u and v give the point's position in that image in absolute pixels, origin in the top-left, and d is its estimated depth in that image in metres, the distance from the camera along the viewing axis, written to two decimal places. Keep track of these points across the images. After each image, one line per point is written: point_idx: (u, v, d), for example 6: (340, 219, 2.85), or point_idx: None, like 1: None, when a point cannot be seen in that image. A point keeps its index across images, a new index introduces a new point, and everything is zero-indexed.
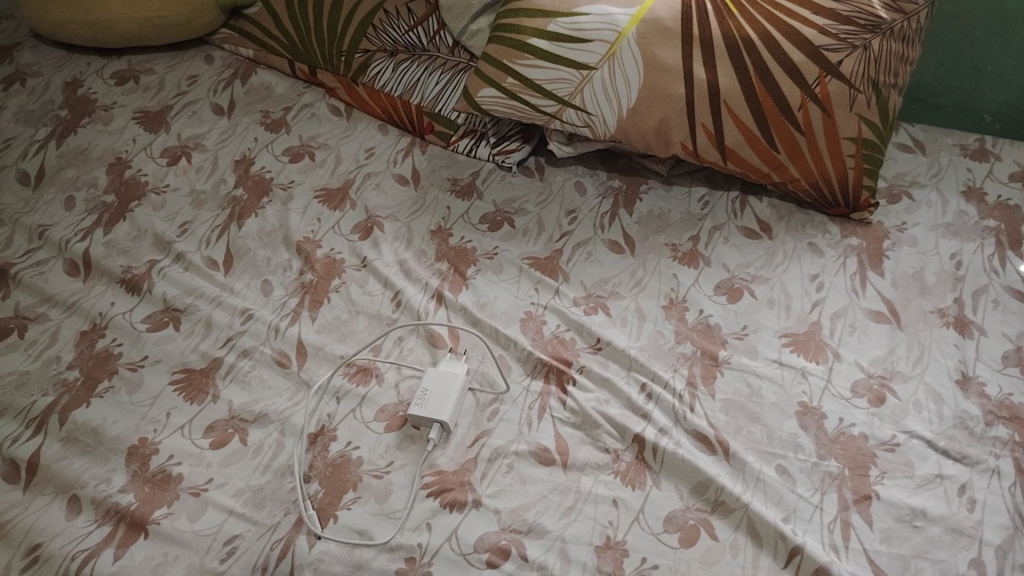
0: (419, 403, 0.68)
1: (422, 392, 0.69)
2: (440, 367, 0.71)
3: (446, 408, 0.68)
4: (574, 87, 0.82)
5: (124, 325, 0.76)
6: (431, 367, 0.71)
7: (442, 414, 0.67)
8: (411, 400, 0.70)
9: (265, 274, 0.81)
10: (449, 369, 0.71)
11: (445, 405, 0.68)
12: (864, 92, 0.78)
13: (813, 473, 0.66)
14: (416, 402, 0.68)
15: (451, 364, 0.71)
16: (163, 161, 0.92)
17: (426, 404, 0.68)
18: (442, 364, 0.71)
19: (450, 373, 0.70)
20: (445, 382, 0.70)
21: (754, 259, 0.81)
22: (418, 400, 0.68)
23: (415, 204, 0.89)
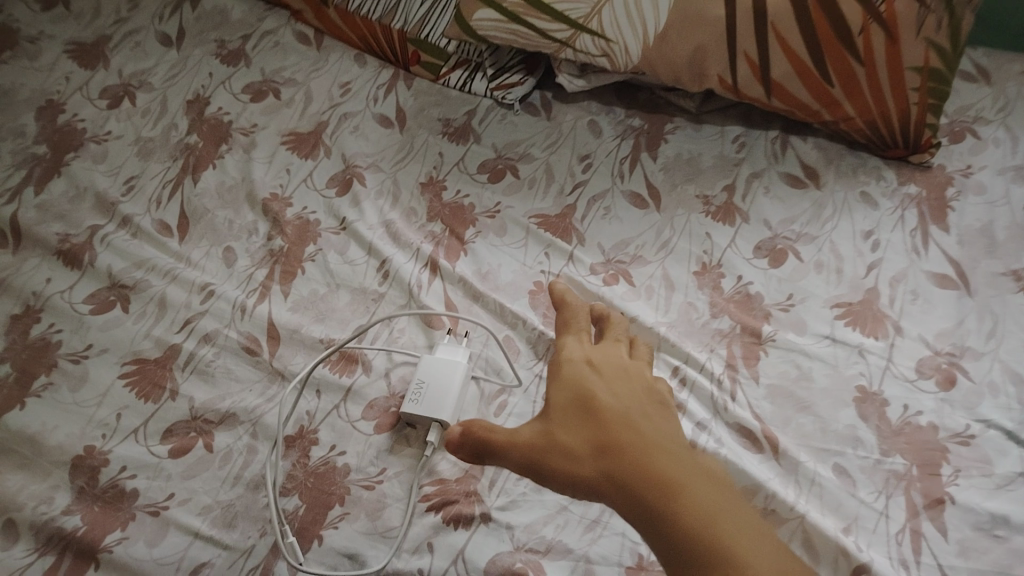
0: (412, 401, 0.58)
1: (417, 386, 0.58)
2: (437, 355, 0.60)
3: (445, 406, 0.57)
4: (591, 8, 0.69)
5: (62, 306, 0.65)
6: (426, 355, 0.60)
7: (441, 414, 0.57)
8: (405, 394, 0.60)
9: (227, 240, 0.70)
10: (448, 357, 0.60)
11: (445, 403, 0.57)
12: (936, 10, 0.64)
13: (875, 473, 0.56)
14: (410, 400, 0.58)
15: (450, 351, 0.60)
16: (103, 104, 0.79)
17: (421, 401, 0.57)
18: (440, 351, 0.60)
19: (449, 362, 0.59)
20: (444, 372, 0.59)
21: (800, 213, 0.70)
22: (412, 397, 0.58)
23: (401, 150, 0.76)
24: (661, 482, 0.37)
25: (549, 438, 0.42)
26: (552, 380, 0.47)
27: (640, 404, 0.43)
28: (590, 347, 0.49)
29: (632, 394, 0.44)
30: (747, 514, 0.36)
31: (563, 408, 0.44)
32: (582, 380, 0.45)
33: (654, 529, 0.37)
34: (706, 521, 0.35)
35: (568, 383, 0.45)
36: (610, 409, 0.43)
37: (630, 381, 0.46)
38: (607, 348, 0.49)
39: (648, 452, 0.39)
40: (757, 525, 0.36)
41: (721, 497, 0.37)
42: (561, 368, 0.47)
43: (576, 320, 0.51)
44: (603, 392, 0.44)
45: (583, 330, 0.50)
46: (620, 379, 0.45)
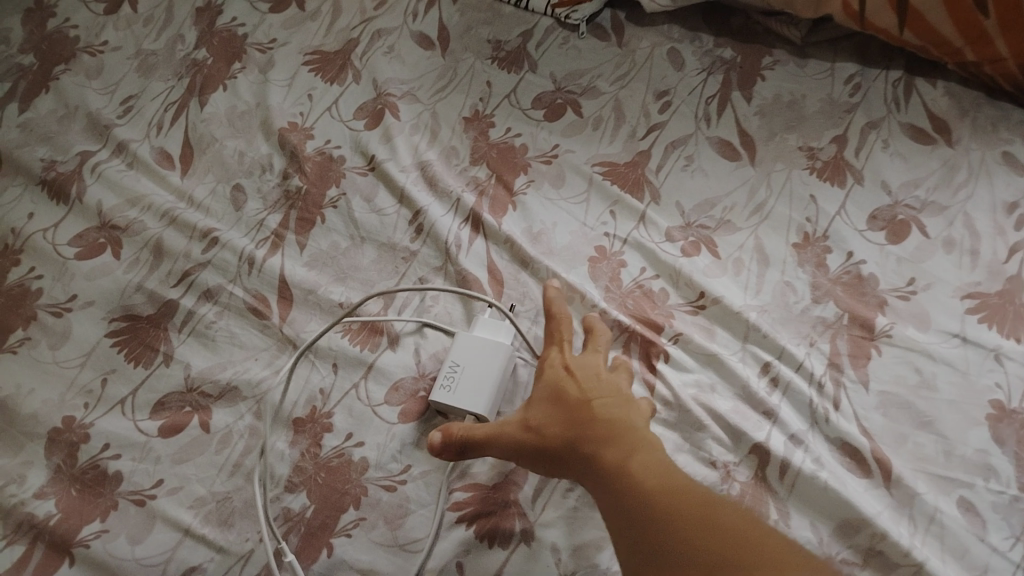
0: (443, 387, 0.48)
1: (450, 369, 0.48)
2: (477, 333, 0.50)
3: (482, 395, 0.47)
4: None
5: (45, 248, 0.56)
6: (463, 332, 0.50)
7: (477, 404, 0.46)
8: (435, 378, 0.49)
9: (236, 177, 0.59)
10: (490, 336, 0.49)
11: (482, 391, 0.47)
12: None
13: (1012, 514, 0.44)
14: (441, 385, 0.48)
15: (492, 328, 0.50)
16: (99, 7, 0.69)
17: (454, 388, 0.47)
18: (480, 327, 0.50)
19: (491, 342, 0.49)
20: (482, 355, 0.48)
21: (927, 175, 0.57)
22: (443, 382, 0.48)
23: (443, 77, 0.64)
24: (607, 461, 0.38)
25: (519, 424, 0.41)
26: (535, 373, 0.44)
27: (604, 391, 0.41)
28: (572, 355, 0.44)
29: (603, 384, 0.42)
30: (688, 482, 0.37)
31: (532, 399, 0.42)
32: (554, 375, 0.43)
33: (602, 502, 0.37)
34: (641, 493, 0.36)
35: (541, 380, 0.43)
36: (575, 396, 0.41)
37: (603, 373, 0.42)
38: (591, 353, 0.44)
39: (600, 433, 0.39)
40: (696, 495, 0.35)
41: (660, 468, 0.37)
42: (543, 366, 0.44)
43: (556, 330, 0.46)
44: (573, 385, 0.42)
45: (564, 333, 0.45)
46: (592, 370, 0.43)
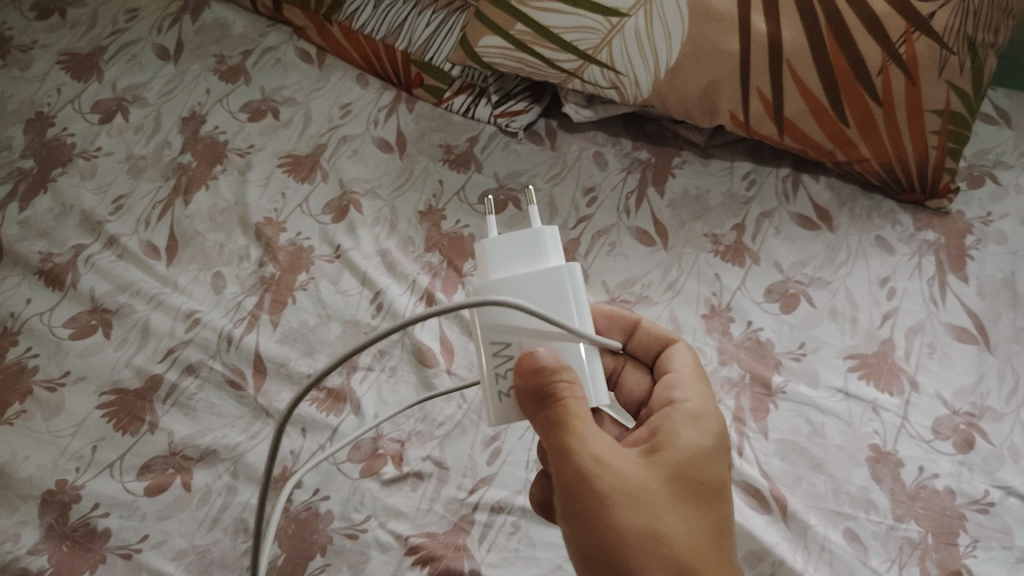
0: (505, 399, 0.37)
1: (518, 373, 0.35)
2: (492, 256, 0.36)
3: (579, 313, 0.36)
4: (600, 39, 0.66)
5: (42, 330, 0.62)
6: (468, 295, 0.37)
7: (563, 317, 0.36)
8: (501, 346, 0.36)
9: (216, 265, 0.67)
10: (514, 245, 0.36)
11: (566, 304, 0.36)
12: (957, 52, 0.62)
13: (889, 540, 0.53)
14: (501, 377, 0.36)
15: (521, 248, 0.36)
16: (94, 117, 0.77)
17: (527, 342, 0.36)
18: (493, 268, 0.36)
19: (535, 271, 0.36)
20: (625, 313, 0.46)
21: (812, 255, 0.67)
22: (496, 356, 0.36)
23: (401, 176, 0.73)
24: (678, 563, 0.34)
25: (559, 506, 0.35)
26: (559, 472, 0.35)
27: (702, 513, 0.36)
28: (669, 494, 0.35)
29: (709, 498, 0.37)
30: None
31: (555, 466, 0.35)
32: (604, 492, 0.34)
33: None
34: None
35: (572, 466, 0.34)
36: (664, 519, 0.34)
37: (708, 473, 0.37)
38: (697, 395, 0.40)
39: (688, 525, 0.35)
40: None
41: None
42: (572, 451, 0.34)
43: (680, 398, 0.40)
44: (657, 507, 0.35)
45: (676, 395, 0.40)
46: (690, 457, 0.37)
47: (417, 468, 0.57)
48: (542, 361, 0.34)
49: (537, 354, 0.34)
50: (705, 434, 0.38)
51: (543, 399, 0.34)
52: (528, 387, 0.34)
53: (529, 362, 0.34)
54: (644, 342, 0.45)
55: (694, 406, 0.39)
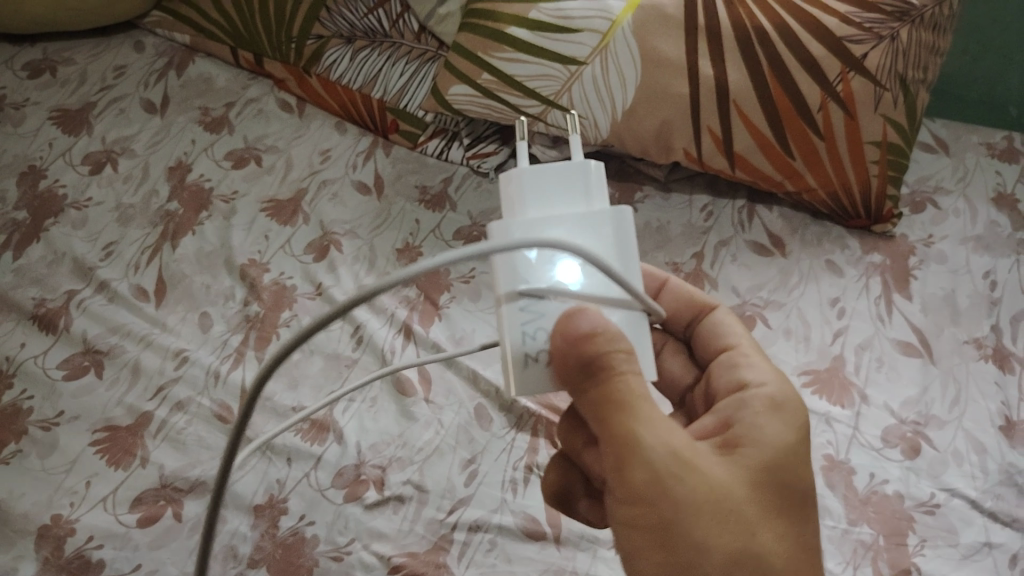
0: (530, 366, 0.33)
1: (556, 340, 0.32)
2: (525, 186, 0.33)
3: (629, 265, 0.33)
4: (561, 85, 0.70)
5: (36, 372, 0.65)
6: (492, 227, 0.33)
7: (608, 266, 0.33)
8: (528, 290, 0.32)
9: (203, 306, 0.70)
10: (557, 179, 0.33)
11: (615, 254, 0.33)
12: (890, 89, 0.67)
13: (844, 543, 0.57)
14: (526, 339, 0.32)
15: (562, 184, 0.33)
16: (84, 169, 0.80)
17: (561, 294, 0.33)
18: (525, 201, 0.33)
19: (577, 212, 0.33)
20: (654, 273, 0.46)
21: (767, 279, 0.72)
22: (522, 308, 0.33)
23: (378, 216, 0.77)
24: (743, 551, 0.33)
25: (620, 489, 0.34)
26: (625, 468, 0.33)
27: (785, 509, 0.35)
28: (749, 489, 0.34)
29: (791, 491, 0.36)
30: None
31: (620, 464, 0.33)
32: (677, 493, 0.33)
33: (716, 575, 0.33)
34: None
35: (639, 463, 0.33)
36: (744, 518, 0.34)
37: (791, 466, 0.36)
38: (765, 372, 0.40)
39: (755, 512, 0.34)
40: None
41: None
42: (638, 445, 0.33)
43: (750, 379, 0.39)
44: (736, 508, 0.34)
45: (745, 376, 0.39)
46: (771, 451, 0.36)
47: (398, 492, 0.59)
48: (582, 327, 0.31)
49: (579, 317, 0.32)
50: (785, 422, 0.37)
51: (594, 376, 0.32)
52: (570, 362, 0.32)
53: (569, 327, 0.31)
54: (683, 307, 0.45)
55: (771, 392, 0.38)
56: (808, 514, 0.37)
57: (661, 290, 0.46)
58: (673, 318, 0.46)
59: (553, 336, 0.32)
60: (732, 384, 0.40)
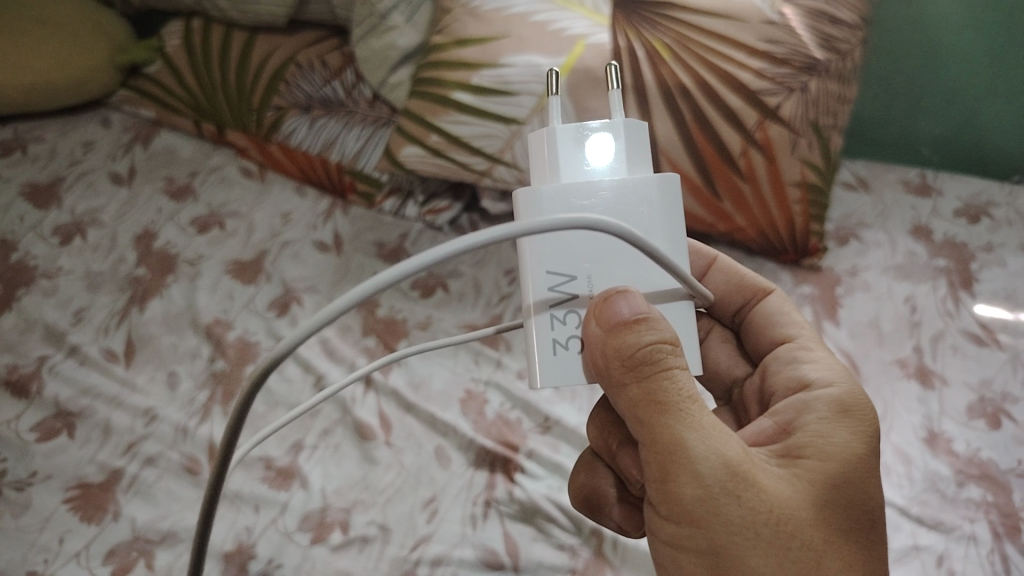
0: (560, 353, 0.37)
1: (598, 327, 0.35)
2: (562, 147, 0.36)
3: (672, 243, 0.36)
4: (503, 143, 0.75)
5: (9, 436, 0.69)
6: (519, 194, 0.36)
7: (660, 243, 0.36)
8: (552, 260, 0.36)
9: (171, 365, 0.74)
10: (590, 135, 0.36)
11: (664, 231, 0.36)
12: (804, 135, 0.73)
13: None
14: (556, 323, 0.37)
15: (596, 147, 0.36)
16: (54, 240, 0.84)
17: (594, 272, 0.37)
18: (563, 159, 0.36)
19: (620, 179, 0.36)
20: (703, 252, 0.53)
21: None
22: (553, 286, 0.37)
23: (338, 272, 0.81)
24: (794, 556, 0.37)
25: (672, 497, 0.36)
26: (674, 472, 0.36)
27: (836, 513, 0.38)
28: (797, 488, 0.38)
29: (843, 495, 0.39)
30: None
31: (669, 474, 0.36)
32: (726, 498, 0.36)
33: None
34: None
35: (689, 463, 0.36)
36: (793, 518, 0.37)
37: (846, 476, 0.39)
38: (827, 371, 0.44)
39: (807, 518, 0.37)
40: None
41: None
42: (686, 444, 0.36)
43: (814, 379, 0.44)
44: (785, 507, 0.37)
45: (808, 376, 0.44)
46: (823, 459, 0.39)
47: (362, 532, 0.62)
48: (623, 314, 0.35)
49: (620, 304, 0.35)
50: (846, 425, 0.41)
51: (638, 369, 0.35)
52: (613, 355, 0.35)
53: (608, 313, 0.35)
54: (733, 288, 0.51)
55: (835, 394, 0.42)
56: (863, 523, 0.40)
57: (709, 268, 0.52)
58: (726, 300, 0.52)
59: (589, 320, 0.36)
60: (794, 382, 0.44)
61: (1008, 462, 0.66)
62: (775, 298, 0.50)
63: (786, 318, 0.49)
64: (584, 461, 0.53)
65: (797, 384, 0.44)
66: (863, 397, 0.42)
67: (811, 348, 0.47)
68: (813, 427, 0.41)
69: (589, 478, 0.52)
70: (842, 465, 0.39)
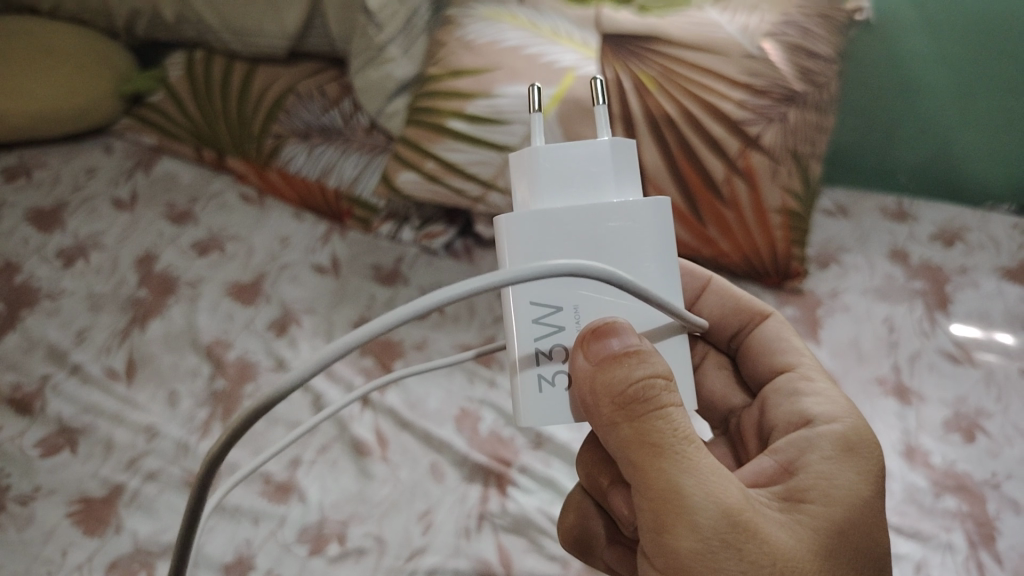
0: (546, 390, 0.38)
1: (587, 362, 0.36)
2: (541, 167, 0.38)
3: (663, 268, 0.39)
4: (497, 169, 0.78)
5: (13, 452, 0.71)
6: (501, 221, 0.38)
7: (653, 268, 0.39)
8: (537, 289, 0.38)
9: (172, 383, 0.76)
10: (568, 156, 0.38)
11: (655, 253, 0.39)
12: (784, 163, 0.76)
13: None
14: (542, 358, 0.38)
15: (574, 162, 0.38)
16: (57, 262, 0.86)
17: (582, 301, 0.38)
18: (541, 177, 0.38)
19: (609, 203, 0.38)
20: (698, 274, 0.56)
21: None
22: (537, 318, 0.38)
23: (336, 294, 0.84)
24: None
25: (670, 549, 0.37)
26: (668, 517, 0.36)
27: (833, 559, 0.39)
28: (794, 534, 0.39)
29: (840, 540, 0.40)
30: None
31: (666, 525, 0.36)
32: (724, 548, 0.36)
33: None
34: None
35: (682, 508, 0.36)
36: (790, 566, 0.37)
37: (843, 521, 0.41)
38: (828, 405, 0.46)
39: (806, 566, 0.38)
40: None
41: None
42: (684, 491, 0.36)
43: (817, 414, 0.45)
44: (782, 554, 0.37)
45: (810, 411, 0.46)
46: (819, 504, 0.41)
47: (359, 544, 0.64)
48: (613, 348, 0.36)
49: (609, 338, 0.36)
50: (844, 465, 0.43)
51: (630, 409, 0.36)
52: (603, 392, 0.36)
53: (596, 347, 0.36)
54: (729, 312, 0.54)
55: (840, 431, 0.44)
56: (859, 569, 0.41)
57: (704, 291, 0.55)
58: (722, 323, 0.55)
59: (577, 352, 0.37)
60: (795, 416, 0.46)
61: (983, 473, 0.69)
62: (774, 322, 0.53)
63: (785, 345, 0.51)
64: (575, 499, 0.56)
65: (799, 419, 0.46)
66: (865, 432, 0.44)
67: (812, 378, 0.49)
68: (812, 469, 0.42)
69: (579, 518, 0.55)
70: (838, 510, 0.41)
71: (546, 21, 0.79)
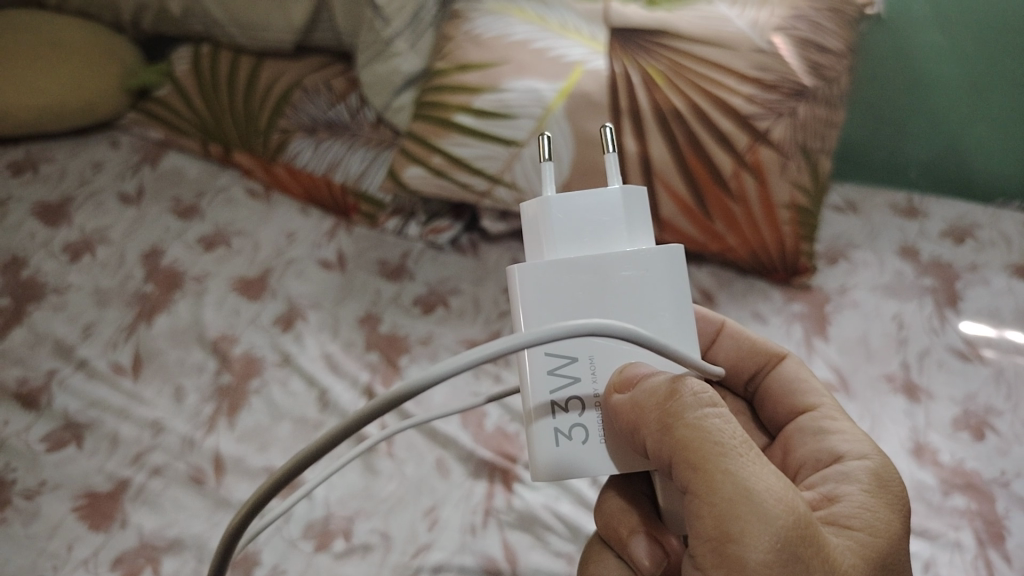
0: (562, 442, 0.38)
1: (623, 383, 0.37)
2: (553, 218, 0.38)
3: (674, 313, 0.38)
4: (503, 164, 0.77)
5: (19, 447, 0.71)
6: (516, 272, 0.37)
7: (663, 307, 0.38)
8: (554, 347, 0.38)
9: (178, 378, 0.76)
10: (579, 207, 0.38)
11: (667, 284, 0.38)
12: (794, 159, 0.75)
13: None
14: (557, 410, 0.38)
15: (586, 212, 0.38)
16: (63, 257, 0.86)
17: (597, 350, 0.38)
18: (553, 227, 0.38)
19: (622, 254, 0.37)
20: (711, 319, 0.56)
21: None
22: (552, 369, 0.38)
23: (341, 289, 0.83)
24: None
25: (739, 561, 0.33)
26: (739, 524, 0.34)
27: None
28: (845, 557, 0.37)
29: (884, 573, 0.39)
30: None
31: (735, 532, 0.34)
32: (791, 559, 0.34)
33: None
34: None
35: (754, 511, 0.34)
36: None
37: (886, 554, 0.39)
38: (856, 444, 0.46)
39: None
40: None
41: None
42: (753, 493, 0.34)
43: (846, 451, 0.45)
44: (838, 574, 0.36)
45: (839, 448, 0.46)
46: (864, 536, 0.39)
47: (364, 540, 0.64)
48: (643, 370, 0.37)
49: (637, 366, 0.38)
50: (884, 500, 0.42)
51: (675, 414, 0.36)
52: (652, 397, 0.36)
53: (629, 372, 0.37)
54: (744, 354, 0.54)
55: (871, 466, 0.44)
56: None
57: (718, 334, 0.55)
58: (739, 368, 0.54)
59: (609, 390, 0.37)
60: (826, 454, 0.46)
61: (992, 471, 0.69)
62: (791, 362, 0.53)
63: (803, 385, 0.51)
64: (594, 547, 0.50)
65: (830, 457, 0.45)
66: (894, 471, 0.44)
67: (836, 418, 0.48)
68: (854, 499, 0.41)
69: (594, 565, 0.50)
70: (885, 544, 0.40)
71: (553, 13, 0.78)
